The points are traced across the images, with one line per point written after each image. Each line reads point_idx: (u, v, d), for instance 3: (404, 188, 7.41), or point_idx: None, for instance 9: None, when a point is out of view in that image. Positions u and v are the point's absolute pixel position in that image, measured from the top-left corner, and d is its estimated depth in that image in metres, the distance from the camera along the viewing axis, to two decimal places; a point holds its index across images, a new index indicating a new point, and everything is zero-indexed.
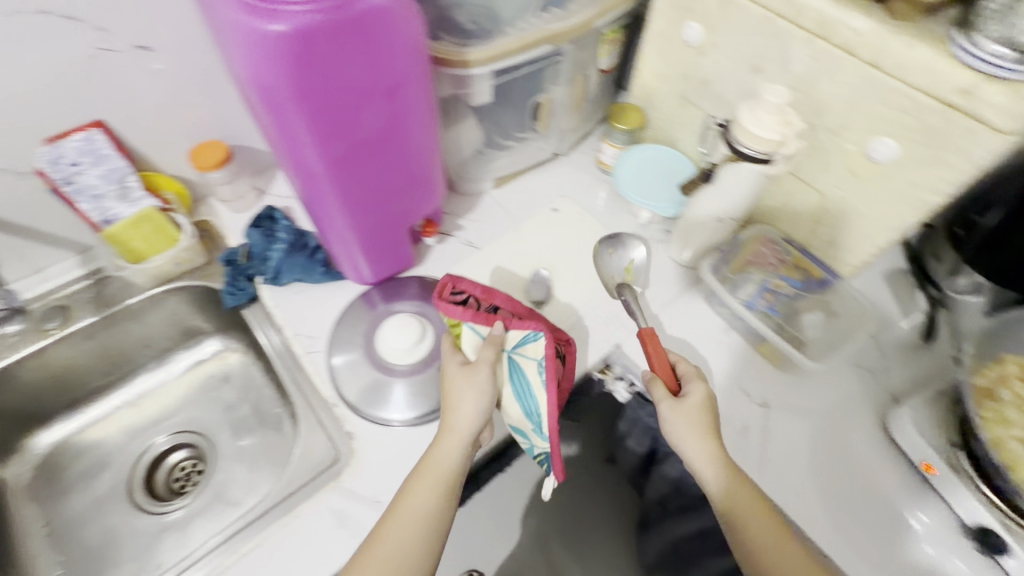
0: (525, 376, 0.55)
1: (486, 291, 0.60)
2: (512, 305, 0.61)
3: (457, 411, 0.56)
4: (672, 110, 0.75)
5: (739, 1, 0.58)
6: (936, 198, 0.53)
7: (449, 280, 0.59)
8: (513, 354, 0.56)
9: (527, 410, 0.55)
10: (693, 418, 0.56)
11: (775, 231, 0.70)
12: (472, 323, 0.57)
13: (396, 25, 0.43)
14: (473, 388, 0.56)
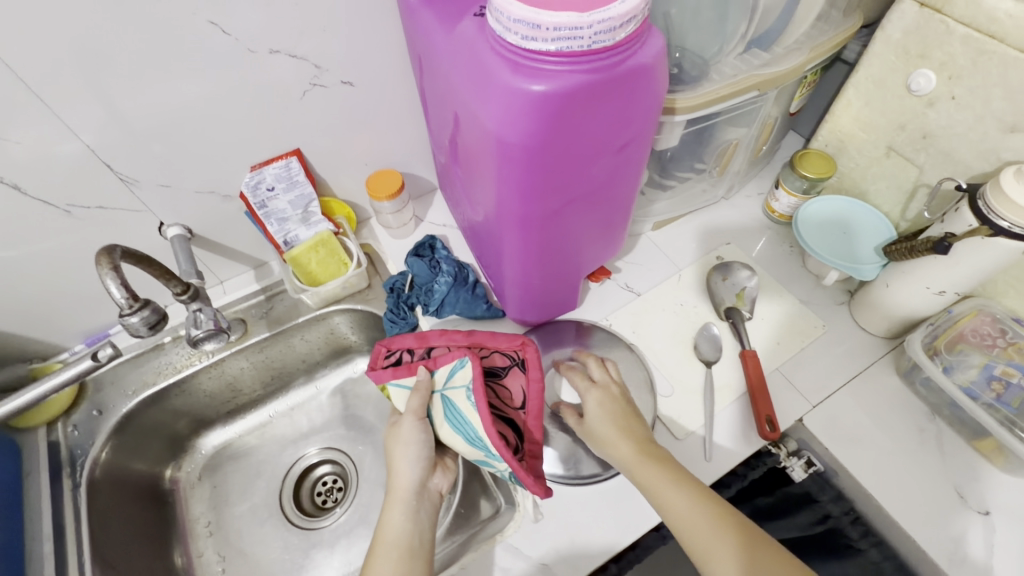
0: (455, 408, 0.55)
1: (420, 337, 0.61)
2: (450, 341, 0.60)
3: (402, 465, 0.57)
4: (872, 160, 0.68)
5: (1000, 52, 0.51)
6: None
7: (382, 347, 0.61)
8: (443, 393, 0.56)
9: (470, 438, 0.54)
10: (622, 444, 0.54)
11: (997, 306, 0.61)
12: (397, 380, 0.59)
13: (647, 82, 0.41)
14: (410, 440, 0.57)
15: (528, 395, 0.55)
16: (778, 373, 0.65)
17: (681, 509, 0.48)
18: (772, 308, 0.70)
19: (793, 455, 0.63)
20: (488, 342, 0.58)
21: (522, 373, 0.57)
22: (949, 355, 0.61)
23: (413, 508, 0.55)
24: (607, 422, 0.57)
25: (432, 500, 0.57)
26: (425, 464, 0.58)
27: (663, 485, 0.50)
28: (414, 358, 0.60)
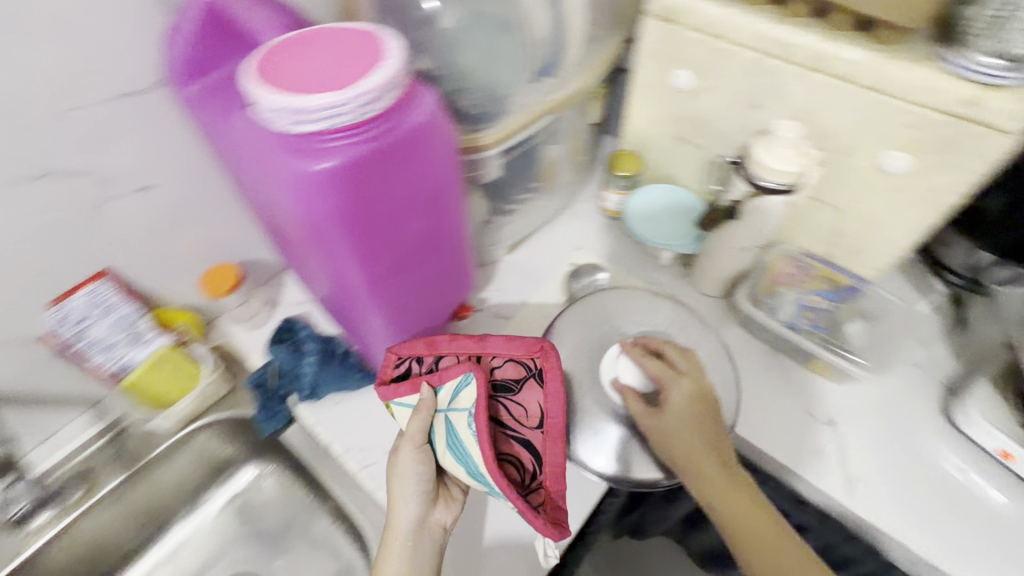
0: (455, 432, 0.53)
1: (429, 344, 0.57)
2: (459, 347, 0.57)
3: (400, 502, 0.56)
4: (669, 149, 0.77)
5: (726, 48, 0.61)
6: (954, 197, 0.55)
7: (390, 352, 0.58)
8: (446, 413, 0.54)
9: (472, 468, 0.53)
10: (710, 460, 0.55)
11: (794, 248, 0.71)
12: (400, 397, 0.56)
13: (433, 137, 0.43)
14: (407, 476, 0.57)
15: (546, 411, 0.54)
16: None
17: (755, 543, 0.53)
18: (628, 296, 0.76)
19: None
20: (497, 350, 0.56)
21: (540, 388, 0.55)
22: (768, 299, 0.70)
23: (410, 549, 0.55)
24: (702, 433, 0.55)
25: (435, 536, 0.57)
26: (423, 500, 0.57)
27: (747, 518, 0.54)
28: (423, 368, 0.57)
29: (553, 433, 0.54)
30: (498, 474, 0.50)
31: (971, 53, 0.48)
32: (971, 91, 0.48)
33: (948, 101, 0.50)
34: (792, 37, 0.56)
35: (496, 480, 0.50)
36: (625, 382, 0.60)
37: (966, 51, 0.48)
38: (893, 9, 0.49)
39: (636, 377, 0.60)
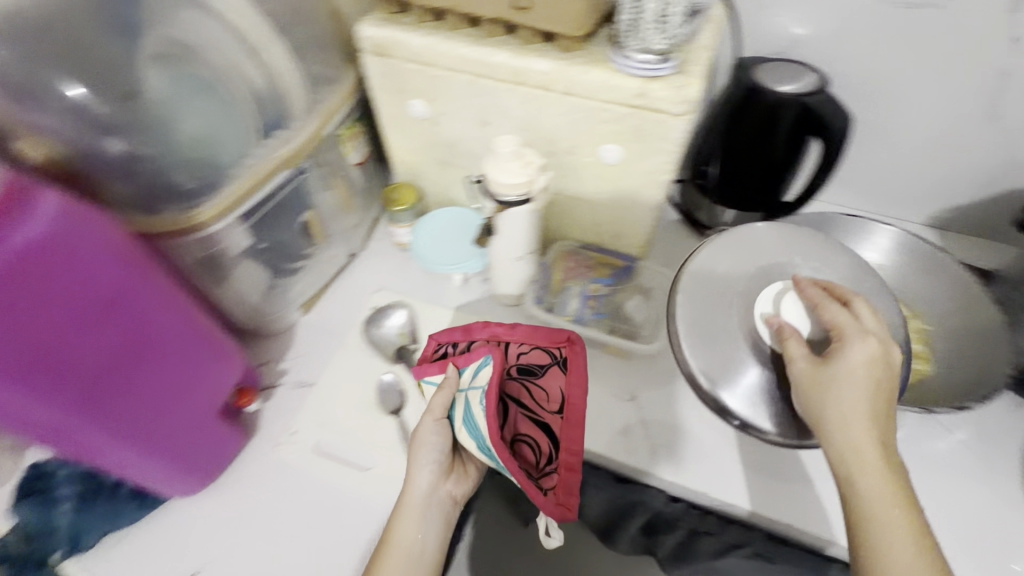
0: (470, 411, 0.57)
1: (464, 332, 0.64)
2: (490, 331, 0.63)
3: (415, 473, 0.59)
4: (438, 174, 0.77)
5: (442, 74, 0.62)
6: (664, 175, 0.61)
7: (431, 341, 0.65)
8: (466, 394, 0.58)
9: (481, 443, 0.57)
10: (863, 434, 0.46)
11: (571, 243, 0.77)
12: (429, 376, 0.62)
13: (69, 240, 0.42)
14: (418, 448, 0.60)
15: (567, 392, 0.58)
16: None
17: (886, 548, 0.43)
18: (435, 327, 0.75)
19: None
20: (525, 339, 0.61)
21: (563, 374, 0.59)
22: (553, 298, 0.74)
23: (421, 517, 0.58)
24: (858, 400, 0.46)
25: (441, 509, 0.60)
26: (437, 471, 0.60)
27: (875, 507, 0.44)
28: (459, 350, 0.63)
29: (575, 410, 0.57)
30: (502, 451, 0.54)
31: (628, 52, 0.53)
32: (637, 85, 0.54)
33: (625, 96, 0.55)
34: (489, 57, 0.58)
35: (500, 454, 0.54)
36: (779, 327, 0.52)
37: (624, 50, 0.53)
38: (559, 21, 0.53)
39: (798, 321, 0.53)
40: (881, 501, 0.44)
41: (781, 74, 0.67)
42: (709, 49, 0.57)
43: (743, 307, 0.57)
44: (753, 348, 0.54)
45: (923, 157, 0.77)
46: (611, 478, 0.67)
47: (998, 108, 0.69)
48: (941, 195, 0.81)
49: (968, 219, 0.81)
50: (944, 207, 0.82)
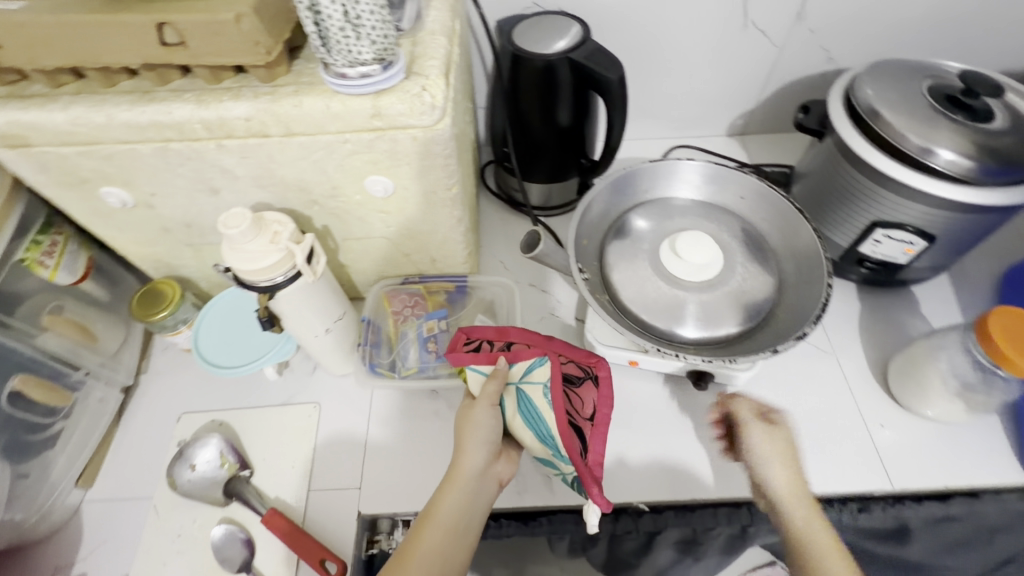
0: (528, 404, 0.49)
1: (498, 331, 0.54)
2: (530, 335, 0.53)
3: (470, 446, 0.49)
4: (196, 259, 0.60)
5: (118, 150, 0.46)
6: (452, 189, 0.52)
7: (459, 333, 0.55)
8: (519, 387, 0.50)
9: (541, 438, 0.48)
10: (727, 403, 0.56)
11: (392, 280, 0.66)
12: (474, 363, 0.52)
13: None
14: (473, 419, 0.50)
15: (597, 405, 0.49)
16: (312, 495, 0.58)
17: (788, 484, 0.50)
18: (264, 438, 0.61)
19: (393, 528, 0.57)
20: (561, 352, 0.51)
21: (596, 387, 0.49)
22: (392, 354, 0.63)
23: (466, 495, 0.47)
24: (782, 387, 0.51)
25: (490, 489, 0.50)
26: (492, 451, 0.50)
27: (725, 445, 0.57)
28: (494, 349, 0.53)
29: (604, 424, 0.48)
30: (569, 438, 0.46)
31: (338, 70, 0.41)
32: (369, 104, 0.42)
33: (361, 119, 0.43)
34: (166, 115, 0.43)
35: (565, 446, 0.46)
36: (676, 250, 0.59)
37: (333, 68, 0.41)
38: (231, 49, 0.40)
39: (687, 242, 0.58)
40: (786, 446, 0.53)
41: (542, 34, 0.61)
42: (445, 33, 0.48)
43: (654, 258, 0.61)
44: (675, 283, 0.59)
45: (704, 75, 0.76)
46: (517, 520, 0.59)
47: (748, 14, 0.69)
48: (731, 105, 0.81)
49: (760, 120, 0.83)
50: (738, 114, 0.83)
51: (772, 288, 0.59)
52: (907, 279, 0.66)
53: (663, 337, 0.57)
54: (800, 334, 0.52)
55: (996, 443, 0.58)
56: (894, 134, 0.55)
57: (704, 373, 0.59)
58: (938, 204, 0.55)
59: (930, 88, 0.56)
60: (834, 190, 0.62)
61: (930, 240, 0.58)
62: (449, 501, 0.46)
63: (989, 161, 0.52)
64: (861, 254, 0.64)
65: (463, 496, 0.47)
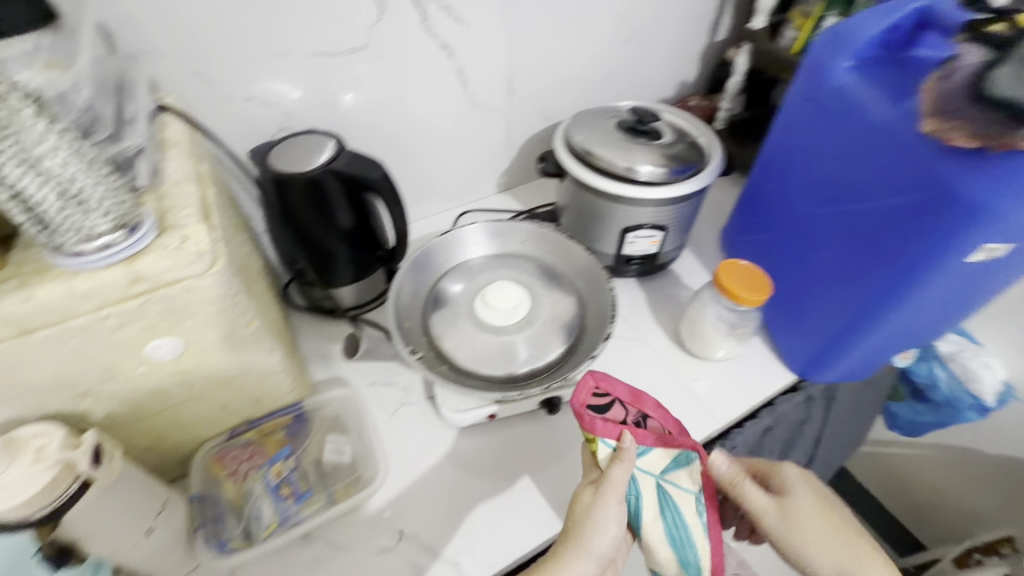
0: (672, 510, 0.53)
1: (635, 398, 0.57)
2: (664, 419, 0.57)
3: (585, 557, 0.49)
4: None
5: None
6: (252, 324, 0.50)
7: (590, 377, 0.58)
8: (660, 483, 0.54)
9: (673, 542, 0.52)
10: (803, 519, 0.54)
11: (215, 440, 0.59)
12: (604, 433, 0.54)
13: None
14: (587, 514, 0.51)
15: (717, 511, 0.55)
16: None
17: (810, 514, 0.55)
18: None
19: None
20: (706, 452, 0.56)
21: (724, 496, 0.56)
22: (241, 521, 0.56)
23: None
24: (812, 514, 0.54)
25: None
26: (597, 567, 0.51)
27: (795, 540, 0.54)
28: (627, 420, 0.56)
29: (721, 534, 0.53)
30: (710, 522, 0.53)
31: (74, 249, 0.38)
32: (125, 272, 0.39)
33: (119, 290, 0.40)
34: None
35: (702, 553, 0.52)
36: (487, 302, 0.65)
37: (67, 249, 0.38)
38: None
39: (494, 293, 0.65)
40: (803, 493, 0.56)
41: (299, 154, 0.64)
42: (191, 179, 0.47)
43: (471, 315, 0.66)
44: (497, 332, 0.65)
45: (458, 150, 0.88)
46: None
47: (473, 98, 0.82)
48: (490, 168, 0.94)
49: (517, 173, 0.98)
50: (499, 174, 0.96)
51: (575, 306, 0.68)
52: (664, 262, 0.83)
53: (505, 382, 0.62)
54: (606, 336, 0.62)
55: (764, 357, 0.76)
56: (607, 162, 0.70)
57: (553, 399, 0.65)
58: (654, 203, 0.71)
59: (618, 124, 0.74)
60: (588, 214, 0.76)
61: (663, 230, 0.75)
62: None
63: (670, 165, 0.70)
64: (626, 256, 0.79)
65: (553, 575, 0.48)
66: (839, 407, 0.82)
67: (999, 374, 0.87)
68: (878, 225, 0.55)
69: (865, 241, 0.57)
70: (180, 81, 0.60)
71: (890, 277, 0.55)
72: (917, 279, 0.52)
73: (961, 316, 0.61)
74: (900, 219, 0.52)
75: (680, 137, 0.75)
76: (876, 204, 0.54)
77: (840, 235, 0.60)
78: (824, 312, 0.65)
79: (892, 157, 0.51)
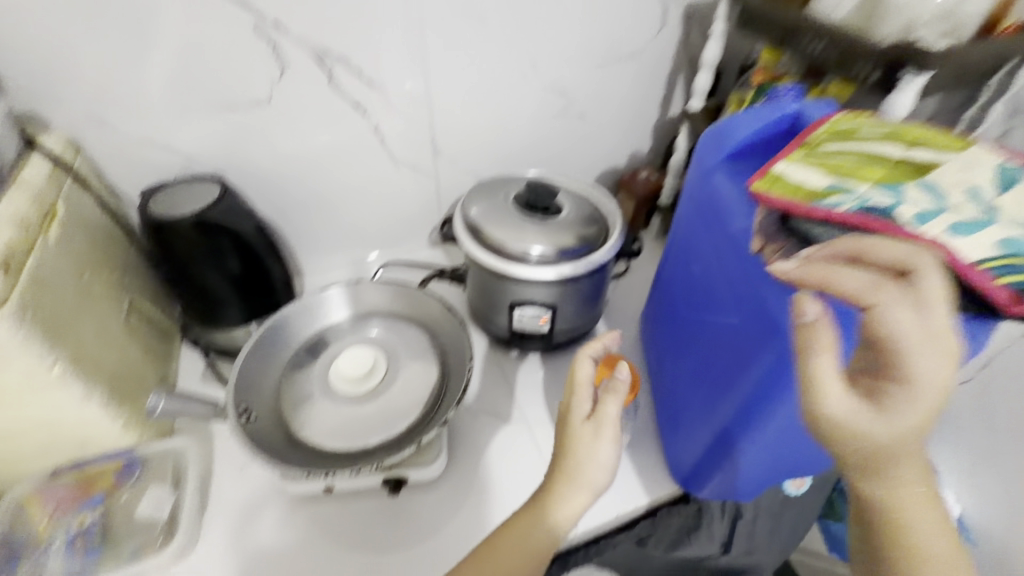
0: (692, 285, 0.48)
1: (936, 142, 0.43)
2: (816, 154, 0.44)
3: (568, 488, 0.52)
4: None
5: None
6: (54, 370, 0.49)
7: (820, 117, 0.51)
8: (879, 185, 0.39)
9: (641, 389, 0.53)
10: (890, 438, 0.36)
11: (38, 476, 0.58)
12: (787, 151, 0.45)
13: None
14: (588, 454, 0.52)
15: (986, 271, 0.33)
16: None
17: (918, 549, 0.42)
18: None
19: None
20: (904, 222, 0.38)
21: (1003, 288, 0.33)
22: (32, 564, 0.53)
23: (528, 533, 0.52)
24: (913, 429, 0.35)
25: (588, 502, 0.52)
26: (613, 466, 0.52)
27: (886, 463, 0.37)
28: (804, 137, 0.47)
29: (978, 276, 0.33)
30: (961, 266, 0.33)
31: None
32: None
33: None
34: None
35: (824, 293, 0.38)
36: (340, 369, 0.62)
37: None
38: None
39: (347, 361, 0.63)
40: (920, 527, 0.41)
41: (179, 200, 0.64)
42: (14, 225, 0.49)
43: (322, 380, 0.64)
44: (342, 401, 0.62)
45: (381, 203, 0.87)
46: None
47: (394, 155, 0.82)
48: (420, 223, 0.93)
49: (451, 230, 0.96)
50: (431, 229, 0.95)
51: (434, 382, 0.64)
52: (567, 341, 0.78)
53: (336, 458, 0.58)
54: (443, 420, 0.58)
55: (654, 461, 0.68)
56: (493, 239, 0.68)
57: (400, 478, 0.61)
58: (537, 283, 0.67)
59: (519, 198, 0.71)
60: (482, 285, 0.73)
61: (551, 309, 0.71)
62: (542, 528, 0.51)
63: (557, 247, 0.66)
64: (518, 330, 0.75)
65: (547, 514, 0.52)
66: (748, 529, 0.73)
67: (949, 512, 0.74)
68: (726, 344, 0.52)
69: (717, 359, 0.53)
70: (73, 121, 0.63)
71: (739, 402, 0.50)
72: (761, 408, 0.48)
73: (835, 455, 0.55)
74: (743, 340, 0.48)
75: (586, 218, 0.71)
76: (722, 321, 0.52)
77: (702, 345, 0.56)
78: (689, 432, 0.60)
79: (738, 273, 0.49)
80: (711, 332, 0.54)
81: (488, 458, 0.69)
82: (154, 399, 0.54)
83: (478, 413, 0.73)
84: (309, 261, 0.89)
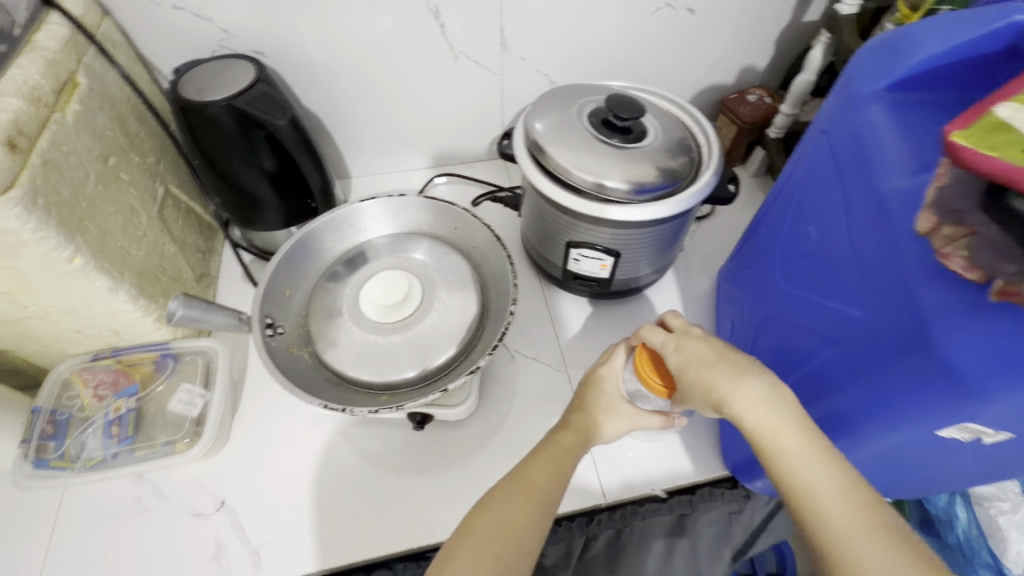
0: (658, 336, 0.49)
1: None
2: None
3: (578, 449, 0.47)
4: None
5: None
6: (74, 261, 0.47)
7: None
8: None
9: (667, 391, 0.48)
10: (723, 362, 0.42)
11: (81, 358, 0.59)
12: (1006, 91, 0.32)
13: None
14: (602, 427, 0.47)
15: None
16: None
17: (814, 501, 0.36)
18: None
19: None
20: None
21: None
22: (73, 441, 0.56)
23: (527, 476, 0.44)
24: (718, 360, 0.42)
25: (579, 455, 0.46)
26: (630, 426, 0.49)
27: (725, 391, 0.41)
28: None
29: None
30: None
31: None
32: None
33: None
34: None
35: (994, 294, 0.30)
36: (371, 295, 0.57)
37: None
38: None
39: (378, 288, 0.57)
40: (819, 493, 0.36)
41: (208, 82, 0.57)
42: (23, 96, 0.44)
43: (352, 301, 0.59)
44: (368, 330, 0.57)
45: (436, 103, 0.76)
46: None
47: (454, 45, 0.69)
48: (478, 132, 0.82)
49: None
50: (491, 139, 0.83)
51: (469, 319, 0.58)
52: (627, 290, 0.68)
53: (360, 388, 0.55)
54: (474, 367, 0.52)
55: (700, 439, 0.61)
56: (557, 165, 0.56)
57: (425, 415, 0.57)
58: (601, 225, 0.57)
59: (596, 117, 0.58)
60: (539, 216, 0.63)
61: (615, 255, 0.61)
62: (540, 470, 0.45)
63: (635, 182, 0.54)
64: (572, 272, 0.66)
65: (552, 469, 0.45)
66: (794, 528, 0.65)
67: None
68: (831, 334, 0.41)
69: (815, 350, 0.43)
70: None
71: (830, 408, 0.41)
72: (861, 424, 0.39)
73: (941, 485, 0.45)
74: (862, 339, 0.38)
75: (674, 148, 0.57)
76: (833, 305, 0.41)
77: (796, 328, 0.45)
78: None
79: (877, 253, 0.37)
80: (817, 316, 0.43)
81: (521, 403, 0.64)
82: (172, 304, 0.50)
83: (516, 354, 0.67)
84: (356, 163, 0.82)
